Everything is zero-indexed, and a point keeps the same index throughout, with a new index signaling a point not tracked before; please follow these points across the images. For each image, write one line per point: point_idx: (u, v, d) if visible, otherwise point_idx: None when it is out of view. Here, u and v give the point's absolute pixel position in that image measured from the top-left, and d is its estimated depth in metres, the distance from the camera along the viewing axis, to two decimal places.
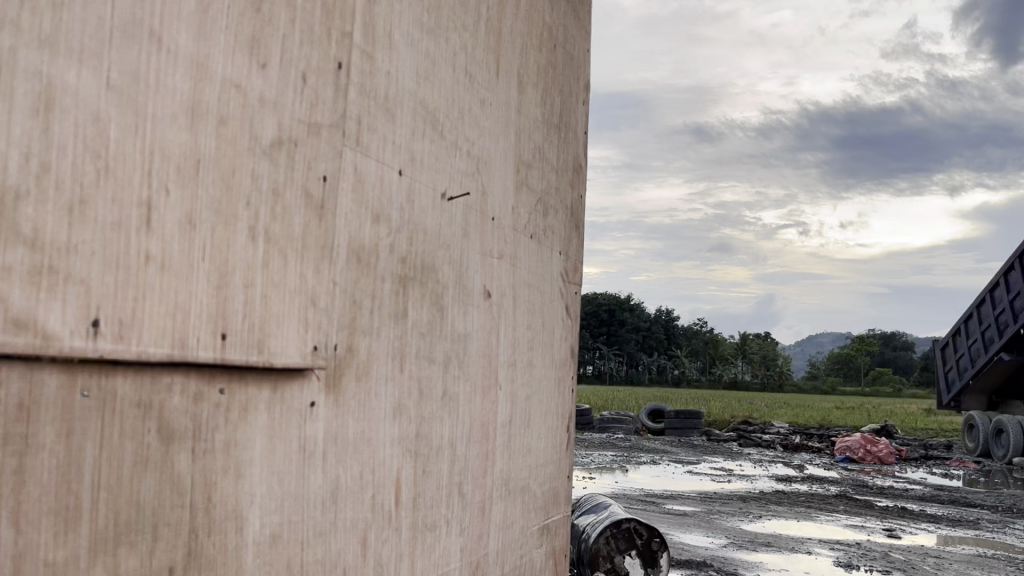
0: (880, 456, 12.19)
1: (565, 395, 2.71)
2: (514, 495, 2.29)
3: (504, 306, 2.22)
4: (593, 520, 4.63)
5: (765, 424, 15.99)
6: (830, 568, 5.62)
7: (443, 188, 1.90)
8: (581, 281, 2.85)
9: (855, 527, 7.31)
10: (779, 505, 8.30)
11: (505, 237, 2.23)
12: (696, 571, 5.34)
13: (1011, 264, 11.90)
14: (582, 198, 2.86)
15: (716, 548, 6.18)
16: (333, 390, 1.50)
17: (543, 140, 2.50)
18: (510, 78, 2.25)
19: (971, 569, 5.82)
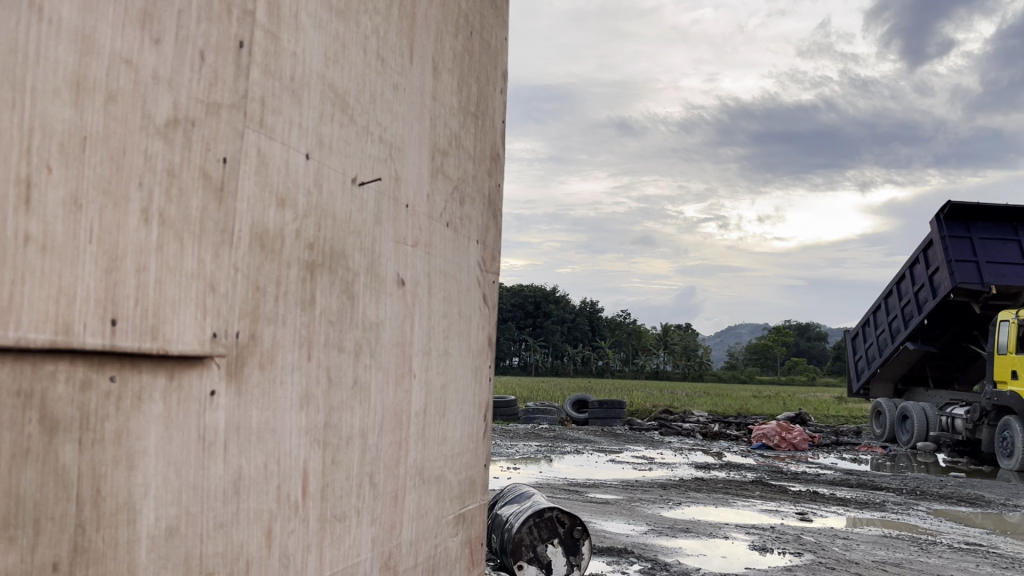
0: (794, 443, 12.60)
1: (482, 384, 2.70)
2: (429, 484, 2.28)
3: (419, 295, 2.20)
4: (516, 510, 4.64)
5: (685, 413, 16.35)
6: (745, 552, 5.78)
7: (354, 172, 1.86)
8: (499, 270, 2.84)
9: (770, 512, 7.54)
10: (698, 492, 8.50)
11: (419, 225, 2.21)
12: (617, 558, 5.41)
13: (916, 257, 12.41)
14: (500, 186, 2.85)
15: (637, 534, 6.29)
16: (234, 378, 1.46)
17: (459, 126, 2.48)
18: (425, 64, 2.22)
19: (877, 549, 6.07)
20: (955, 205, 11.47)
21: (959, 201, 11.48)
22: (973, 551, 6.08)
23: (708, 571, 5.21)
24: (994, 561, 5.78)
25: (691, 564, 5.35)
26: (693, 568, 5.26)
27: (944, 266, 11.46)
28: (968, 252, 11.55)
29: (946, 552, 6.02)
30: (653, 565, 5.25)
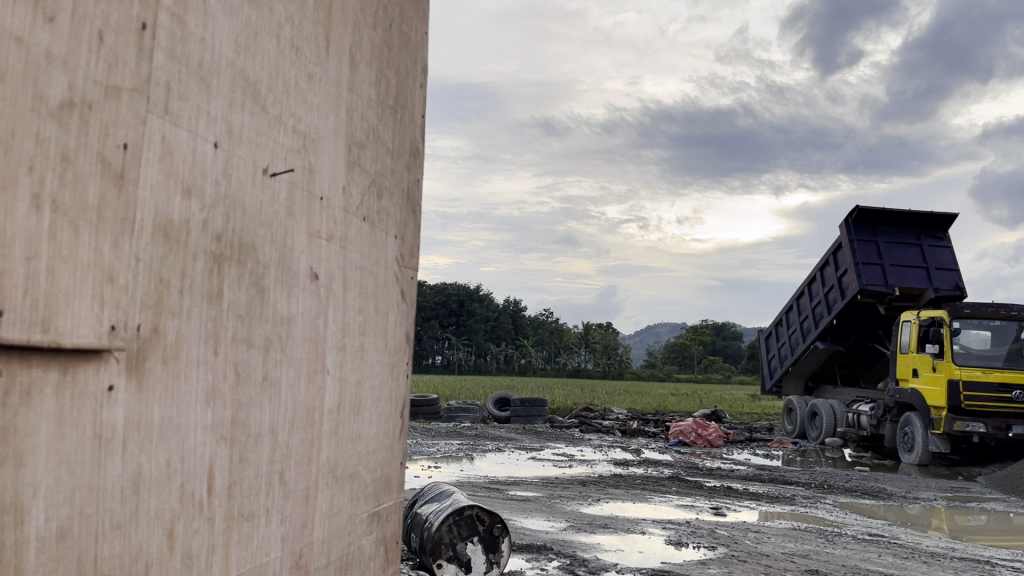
0: (709, 439, 12.91)
1: (399, 380, 2.67)
2: (341, 483, 2.24)
3: (334, 290, 2.17)
4: (436, 508, 4.61)
5: (605, 411, 16.58)
6: (661, 547, 5.88)
7: (264, 163, 1.82)
8: (417, 266, 2.82)
9: (685, 507, 7.70)
10: (616, 488, 8.63)
11: (334, 218, 2.17)
12: (536, 555, 5.44)
13: (827, 260, 12.86)
14: (419, 181, 2.82)
15: (556, 531, 6.34)
16: (135, 374, 1.40)
17: (377, 119, 2.45)
18: (341, 54, 2.19)
19: (786, 541, 6.27)
20: (863, 210, 11.91)
21: (866, 206, 11.92)
22: (876, 542, 6.34)
23: (625, 566, 5.29)
24: (894, 551, 6.04)
25: (608, 560, 5.41)
26: (610, 563, 5.32)
27: (852, 268, 11.91)
28: (875, 255, 12.02)
29: (851, 543, 6.26)
30: (572, 561, 5.29)
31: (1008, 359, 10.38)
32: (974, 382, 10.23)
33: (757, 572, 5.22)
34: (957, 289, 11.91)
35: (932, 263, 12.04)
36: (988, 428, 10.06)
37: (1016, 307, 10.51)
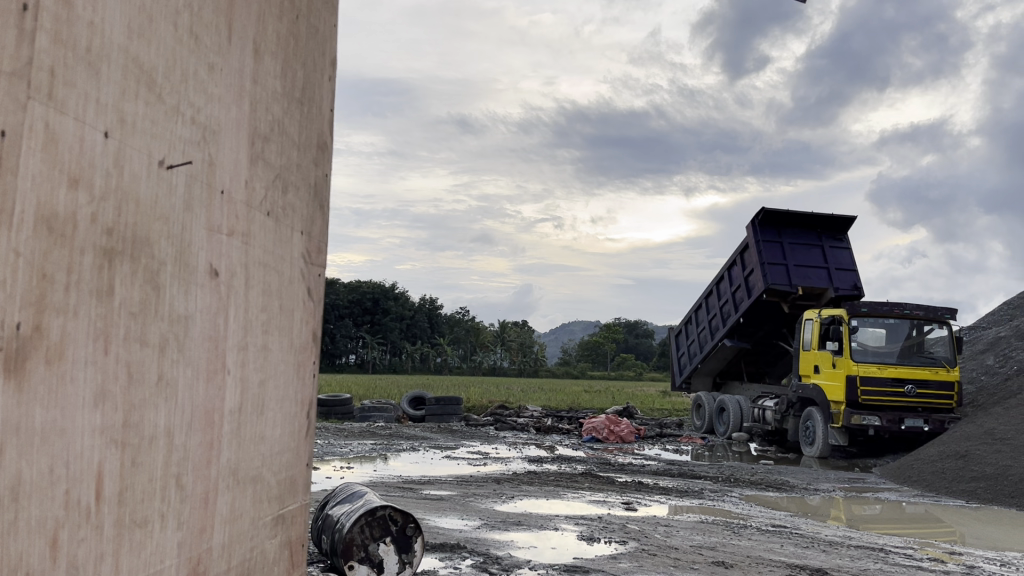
0: (621, 436, 13.13)
1: (305, 380, 2.62)
2: (243, 485, 2.17)
3: (235, 288, 2.10)
4: (348, 509, 4.55)
5: (520, 408, 16.67)
6: (574, 543, 5.94)
7: (161, 155, 1.75)
8: (325, 263, 2.76)
9: (597, 502, 7.81)
10: (530, 485, 8.68)
11: (236, 213, 2.11)
12: (450, 553, 5.42)
13: (734, 260, 13.24)
14: (328, 176, 2.77)
15: (470, 530, 6.32)
16: (15, 376, 1.32)
17: (282, 112, 2.39)
18: (245, 43, 2.12)
19: (694, 534, 6.43)
20: (768, 211, 12.30)
21: (772, 208, 12.30)
22: (778, 533, 6.57)
23: (537, 562, 5.32)
24: (796, 541, 6.27)
25: (522, 557, 5.43)
26: (523, 560, 5.35)
27: (758, 268, 12.29)
28: (779, 256, 12.43)
29: (755, 534, 6.46)
30: (485, 560, 5.29)
31: (902, 355, 10.90)
32: (871, 378, 10.68)
33: (667, 565, 5.32)
34: (855, 289, 12.46)
35: (832, 263, 12.53)
36: (882, 421, 10.57)
37: (908, 306, 10.98)
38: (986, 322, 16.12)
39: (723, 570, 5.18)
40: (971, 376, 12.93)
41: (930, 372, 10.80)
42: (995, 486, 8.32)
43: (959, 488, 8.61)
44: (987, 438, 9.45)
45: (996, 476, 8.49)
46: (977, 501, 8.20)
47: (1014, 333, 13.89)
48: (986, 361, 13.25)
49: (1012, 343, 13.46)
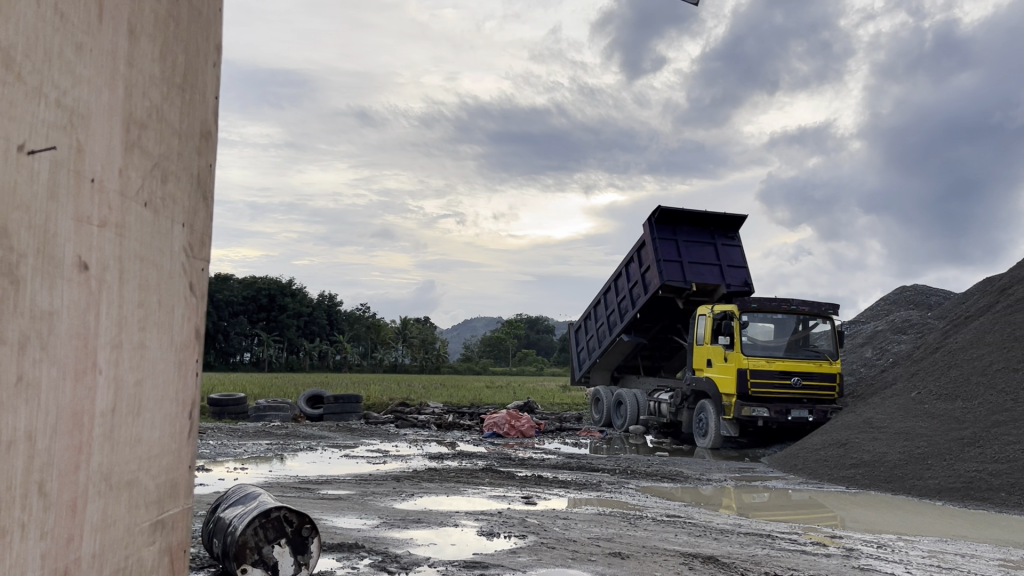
0: (522, 430, 13.20)
1: (187, 380, 2.50)
2: (117, 490, 2.06)
3: (107, 282, 1.98)
4: (240, 511, 4.40)
5: (421, 405, 16.56)
6: (474, 539, 5.94)
7: (21, 139, 1.63)
8: (209, 257, 2.65)
9: (497, 497, 7.83)
10: (430, 482, 8.63)
11: (109, 203, 1.99)
12: (348, 553, 5.32)
13: (632, 257, 13.50)
14: (212, 167, 2.66)
15: (369, 529, 6.22)
16: None
17: (161, 97, 2.27)
18: (117, 24, 2.00)
19: (592, 526, 6.53)
20: (664, 210, 12.60)
21: (668, 207, 12.61)
22: (672, 523, 6.73)
23: (437, 559, 5.28)
24: (690, 530, 6.44)
25: (422, 554, 5.39)
26: (423, 557, 5.31)
27: (655, 265, 12.59)
28: (675, 253, 12.77)
29: (651, 525, 6.61)
30: (384, 559, 5.22)
31: (789, 349, 11.36)
32: (760, 371, 11.09)
33: (565, 557, 5.37)
34: (746, 285, 12.91)
35: (724, 261, 12.94)
36: (771, 412, 11.02)
37: (795, 301, 11.45)
38: (865, 316, 17.01)
39: (618, 561, 5.27)
40: (851, 368, 13.62)
41: (814, 365, 11.29)
42: (872, 472, 8.78)
43: (840, 474, 9.05)
44: (866, 427, 9.97)
45: (873, 463, 8.96)
46: (857, 486, 8.64)
47: (890, 327, 14.69)
48: (865, 354, 13.98)
49: (889, 336, 14.25)
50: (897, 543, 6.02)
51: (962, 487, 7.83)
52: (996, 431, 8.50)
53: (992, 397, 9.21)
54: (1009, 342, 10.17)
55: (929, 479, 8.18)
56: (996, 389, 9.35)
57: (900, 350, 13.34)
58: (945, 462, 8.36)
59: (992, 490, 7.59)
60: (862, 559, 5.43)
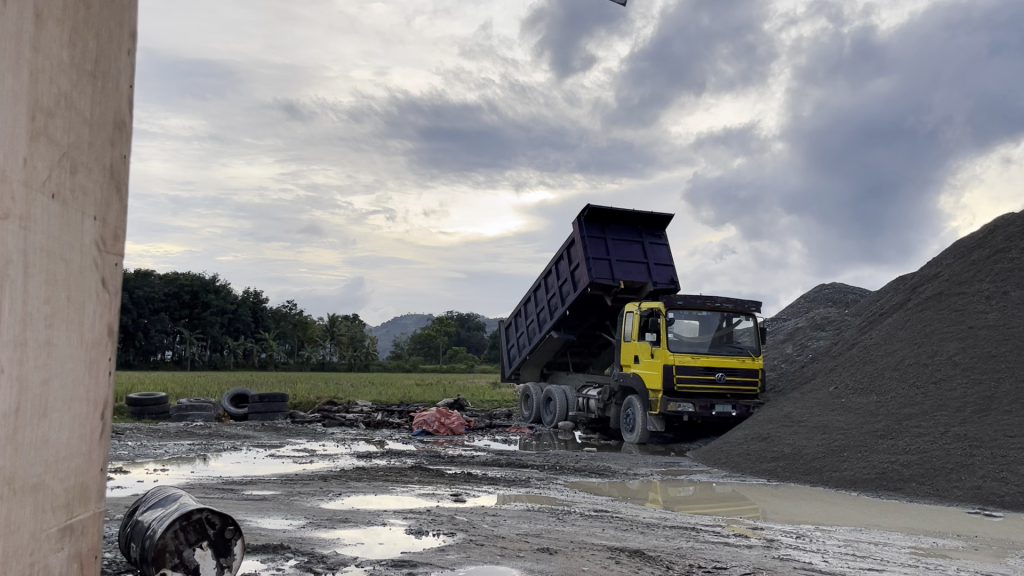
0: (451, 428, 13.16)
1: (98, 379, 2.41)
2: (20, 496, 1.97)
3: (9, 276, 1.89)
4: (160, 514, 4.26)
5: (349, 403, 16.36)
6: (402, 537, 5.89)
7: None
8: (123, 252, 2.55)
9: (426, 496, 7.78)
10: (358, 481, 8.53)
11: (12, 193, 1.90)
12: (273, 555, 5.21)
13: (561, 255, 13.60)
14: (126, 159, 2.56)
15: (294, 530, 6.11)
16: None
17: (70, 84, 2.18)
18: (22, 7, 1.91)
19: (521, 522, 6.55)
20: (593, 208, 12.73)
21: (596, 205, 12.74)
22: (600, 517, 6.81)
23: (364, 559, 5.22)
24: (617, 524, 6.52)
25: (349, 554, 5.32)
26: (350, 557, 5.25)
27: (584, 263, 12.71)
28: (603, 251, 12.91)
29: (578, 520, 6.66)
30: (310, 559, 5.13)
31: (713, 345, 11.60)
32: (685, 367, 11.30)
33: (493, 554, 5.38)
34: (672, 282, 13.13)
35: (651, 259, 13.14)
36: (696, 407, 11.25)
37: (719, 299, 11.70)
38: (786, 313, 17.52)
39: (546, 557, 5.29)
40: (773, 363, 14.01)
41: (737, 360, 11.55)
42: (792, 465, 9.06)
43: (762, 467, 9.31)
44: (786, 421, 10.27)
45: (793, 455, 9.24)
46: (777, 479, 8.90)
47: (810, 324, 15.16)
48: (786, 350, 14.39)
49: (808, 333, 14.70)
50: (814, 534, 6.21)
51: (876, 478, 8.13)
52: (908, 424, 8.85)
53: (904, 391, 9.59)
54: (920, 337, 10.59)
55: (845, 471, 8.47)
56: (908, 383, 9.73)
57: (819, 346, 13.77)
58: (860, 455, 8.66)
59: (903, 480, 7.91)
60: (782, 550, 5.58)
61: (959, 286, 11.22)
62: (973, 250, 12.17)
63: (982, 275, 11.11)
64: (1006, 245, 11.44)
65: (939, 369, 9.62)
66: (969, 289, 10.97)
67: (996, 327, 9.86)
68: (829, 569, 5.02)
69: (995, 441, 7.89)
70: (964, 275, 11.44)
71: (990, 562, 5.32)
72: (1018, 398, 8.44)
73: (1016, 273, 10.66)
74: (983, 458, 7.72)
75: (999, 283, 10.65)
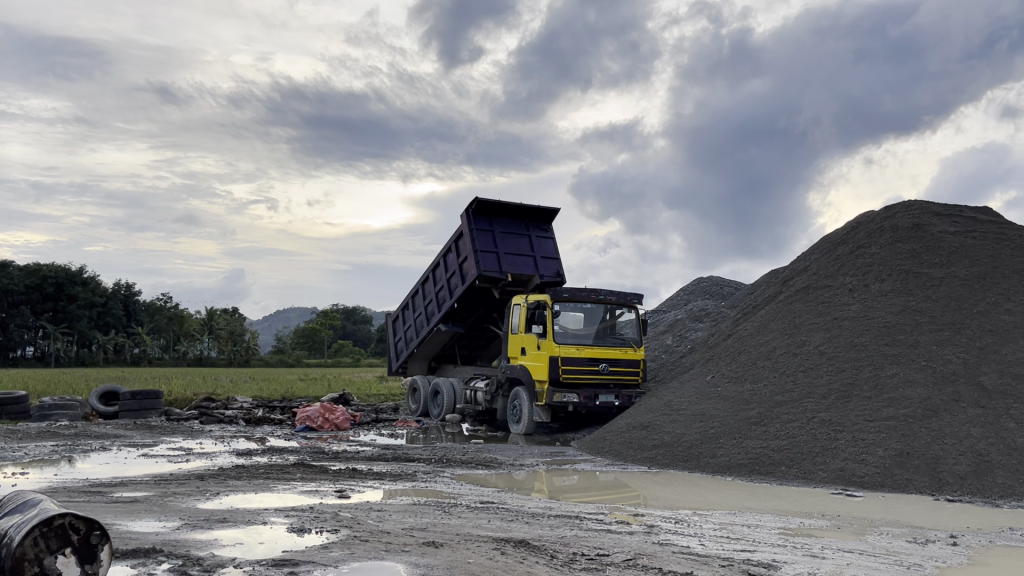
0: (336, 423, 12.94)
1: None
2: None
3: None
4: (18, 520, 3.97)
5: (228, 400, 15.83)
6: (284, 536, 5.72)
7: None
8: None
9: (309, 493, 7.60)
10: (237, 479, 8.25)
11: None
12: (144, 559, 4.96)
13: (450, 247, 13.55)
14: None
15: (168, 532, 5.85)
16: None
17: None
18: None
19: (407, 516, 6.49)
20: (480, 201, 12.73)
21: (484, 198, 12.74)
22: (485, 509, 6.83)
23: (243, 559, 5.04)
24: (502, 515, 6.55)
25: (226, 555, 5.12)
26: (228, 558, 5.05)
27: (472, 256, 12.71)
28: (491, 244, 12.94)
29: (464, 512, 6.66)
30: (185, 562, 4.92)
31: (597, 337, 11.83)
32: (570, 358, 11.49)
33: (379, 550, 5.30)
34: (558, 276, 13.31)
35: (538, 252, 13.26)
36: (580, 397, 11.48)
37: (603, 291, 11.93)
38: (666, 306, 18.08)
39: (432, 551, 5.26)
40: (654, 355, 14.44)
41: (620, 352, 11.84)
42: (672, 452, 9.36)
43: (643, 455, 9.57)
44: (666, 409, 10.59)
45: (672, 443, 9.54)
46: (657, 466, 9.18)
47: (688, 316, 15.71)
48: (665, 341, 14.86)
49: (687, 324, 15.24)
50: (691, 518, 6.42)
51: (749, 463, 8.50)
52: (778, 411, 9.28)
53: (775, 379, 10.05)
54: (790, 328, 11.12)
55: (721, 457, 8.81)
56: (778, 372, 10.20)
57: (697, 337, 14.29)
58: (735, 440, 9.03)
59: (774, 464, 8.30)
60: (661, 535, 5.74)
61: (825, 279, 11.86)
62: (838, 245, 12.86)
63: (845, 269, 11.77)
64: (867, 240, 12.16)
65: (807, 358, 10.14)
66: (834, 283, 11.60)
67: (857, 317, 10.47)
68: (705, 552, 5.20)
69: (855, 426, 8.39)
70: (830, 269, 12.09)
71: (851, 539, 5.64)
72: (876, 385, 8.98)
73: (876, 267, 11.35)
74: (845, 441, 8.19)
75: (861, 277, 11.31)
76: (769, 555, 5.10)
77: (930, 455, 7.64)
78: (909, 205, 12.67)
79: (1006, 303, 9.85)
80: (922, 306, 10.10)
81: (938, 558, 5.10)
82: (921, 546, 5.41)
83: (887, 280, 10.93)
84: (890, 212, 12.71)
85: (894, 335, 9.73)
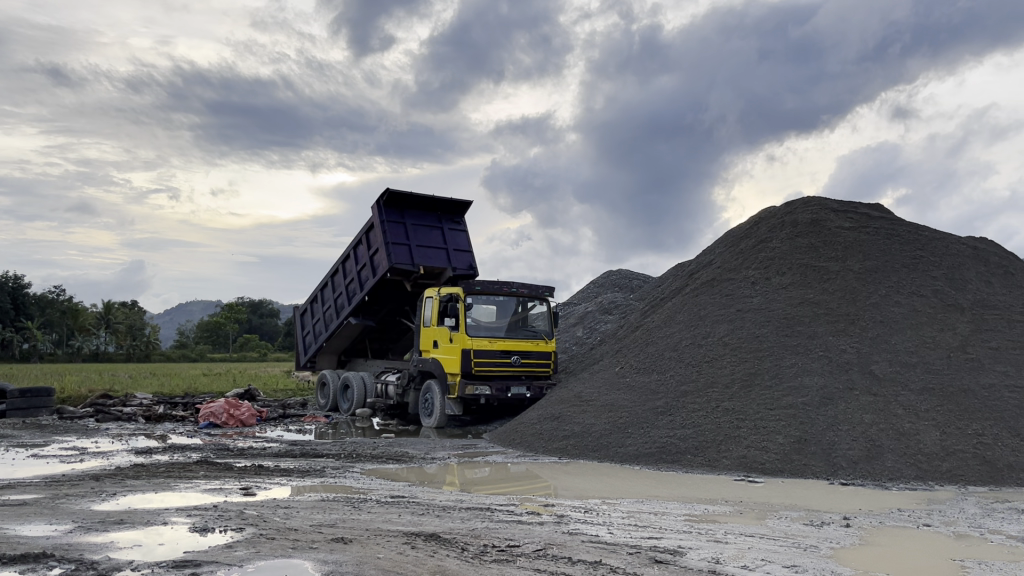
0: (241, 419, 12.59)
1: None
2: None
3: None
4: None
5: (128, 397, 15.21)
6: (185, 537, 5.52)
7: None
8: None
9: (213, 491, 7.36)
10: (135, 479, 7.92)
11: None
12: (33, 565, 4.69)
13: (360, 239, 13.36)
14: None
15: (59, 535, 5.56)
16: None
17: None
18: None
19: (315, 513, 6.36)
20: (392, 193, 12.59)
21: (395, 190, 12.59)
22: (396, 503, 6.76)
23: (141, 562, 4.83)
24: (412, 509, 6.49)
25: (123, 558, 4.90)
26: (125, 561, 4.83)
27: (383, 248, 12.56)
28: (402, 236, 12.81)
29: (374, 507, 6.57)
30: (78, 566, 4.67)
31: (509, 329, 11.85)
32: (482, 351, 11.50)
33: (285, 548, 5.17)
34: (471, 269, 13.28)
35: (450, 245, 13.20)
36: (492, 390, 11.50)
37: (515, 284, 11.97)
38: (577, 298, 18.29)
39: (341, 547, 5.16)
40: (565, 347, 14.60)
41: (532, 344, 11.91)
42: (581, 443, 9.47)
43: (554, 446, 9.67)
44: (576, 400, 10.71)
45: (582, 433, 9.65)
46: (567, 457, 9.28)
47: (598, 308, 15.95)
48: (576, 333, 15.04)
49: (597, 317, 15.46)
50: (600, 507, 6.52)
51: (656, 452, 8.67)
52: (684, 400, 9.51)
53: (681, 370, 10.29)
54: (695, 320, 11.40)
55: (629, 447, 8.97)
56: (685, 362, 10.44)
57: (606, 329, 14.52)
58: (642, 430, 9.20)
59: (679, 453, 8.50)
60: (571, 524, 5.80)
61: (729, 272, 12.22)
62: (741, 240, 13.25)
63: (748, 263, 12.14)
64: (769, 235, 12.58)
65: (711, 349, 10.41)
66: (737, 275, 11.96)
67: (759, 309, 10.82)
68: (613, 540, 5.26)
69: (757, 414, 8.67)
70: (733, 262, 12.45)
71: (752, 523, 5.83)
72: (776, 374, 9.30)
73: (777, 260, 11.75)
74: (747, 429, 8.46)
75: (762, 270, 11.69)
76: (675, 542, 5.20)
77: (825, 442, 7.98)
78: (808, 201, 13.16)
79: (896, 295, 10.35)
80: (819, 298, 10.51)
81: (832, 539, 5.32)
82: (816, 528, 5.63)
83: (786, 274, 11.33)
84: (790, 208, 13.19)
85: (793, 326, 10.09)
